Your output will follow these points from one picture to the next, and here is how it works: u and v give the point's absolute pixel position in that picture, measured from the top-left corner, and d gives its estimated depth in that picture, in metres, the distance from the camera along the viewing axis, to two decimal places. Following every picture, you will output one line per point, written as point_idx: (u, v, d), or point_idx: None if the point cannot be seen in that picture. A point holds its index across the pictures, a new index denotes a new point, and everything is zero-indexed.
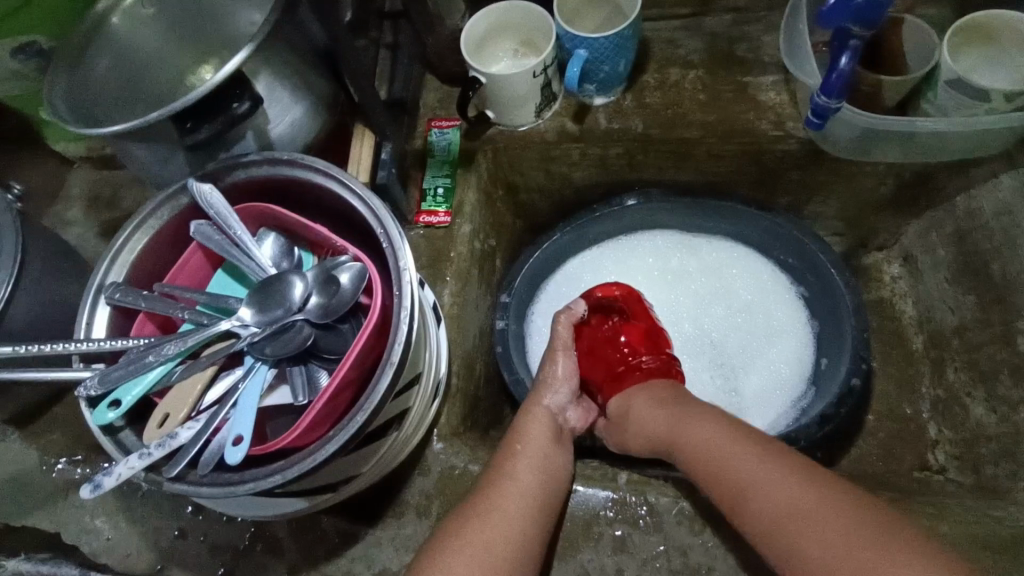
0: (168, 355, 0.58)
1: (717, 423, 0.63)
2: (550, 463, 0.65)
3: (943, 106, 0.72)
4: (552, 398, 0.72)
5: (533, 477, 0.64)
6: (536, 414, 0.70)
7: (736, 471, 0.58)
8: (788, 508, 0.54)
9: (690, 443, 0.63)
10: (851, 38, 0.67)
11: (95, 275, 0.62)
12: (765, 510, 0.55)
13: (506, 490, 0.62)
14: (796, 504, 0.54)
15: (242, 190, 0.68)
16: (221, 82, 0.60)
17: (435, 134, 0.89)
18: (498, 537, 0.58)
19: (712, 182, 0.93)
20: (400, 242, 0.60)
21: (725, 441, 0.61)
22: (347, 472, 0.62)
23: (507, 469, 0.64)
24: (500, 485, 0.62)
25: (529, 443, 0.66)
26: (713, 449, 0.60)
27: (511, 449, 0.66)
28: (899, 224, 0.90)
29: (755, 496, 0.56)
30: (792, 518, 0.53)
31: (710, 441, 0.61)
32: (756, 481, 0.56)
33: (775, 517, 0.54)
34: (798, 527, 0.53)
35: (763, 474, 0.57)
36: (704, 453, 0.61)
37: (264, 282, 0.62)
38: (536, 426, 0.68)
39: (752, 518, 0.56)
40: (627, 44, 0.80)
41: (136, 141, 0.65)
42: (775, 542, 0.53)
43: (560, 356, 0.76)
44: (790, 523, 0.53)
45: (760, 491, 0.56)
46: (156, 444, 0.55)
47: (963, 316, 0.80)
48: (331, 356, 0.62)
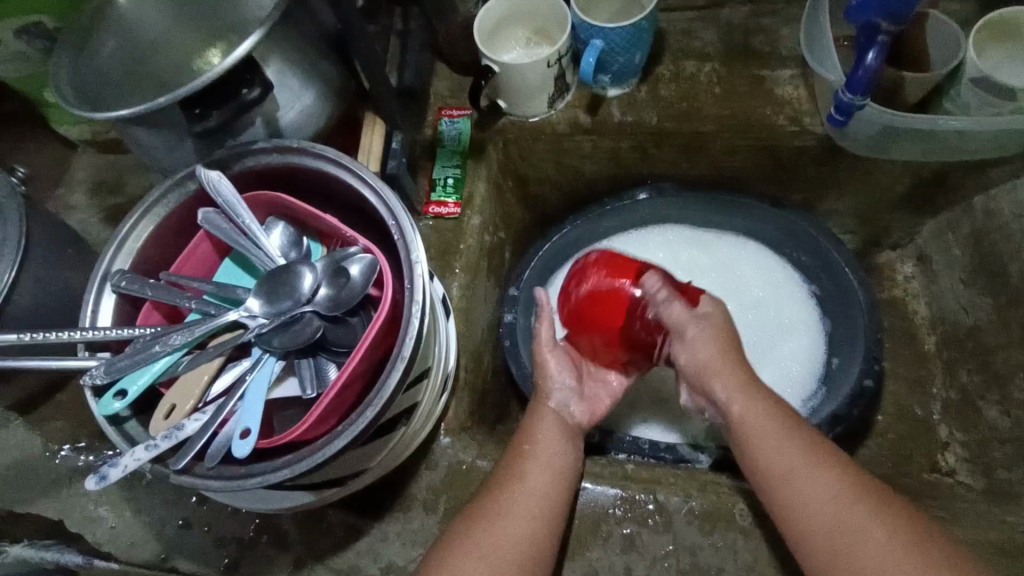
0: (175, 345, 0.58)
1: (778, 410, 0.61)
2: (562, 462, 0.65)
3: (965, 105, 0.71)
4: (558, 394, 0.71)
5: (541, 478, 0.63)
6: (547, 415, 0.68)
7: (789, 464, 0.56)
8: (847, 514, 0.53)
9: (744, 425, 0.60)
10: (879, 33, 0.65)
11: (100, 262, 0.61)
12: (816, 513, 0.54)
13: (514, 490, 0.61)
14: (865, 496, 0.53)
15: (249, 178, 0.67)
16: (232, 65, 0.59)
17: (445, 123, 0.88)
18: (507, 543, 0.57)
19: (725, 177, 0.92)
20: (411, 233, 0.59)
21: (777, 429, 0.59)
22: (356, 466, 0.61)
23: (518, 469, 0.63)
24: (511, 487, 0.61)
25: (544, 443, 0.65)
26: (766, 439, 0.59)
27: (527, 452, 0.64)
28: (914, 223, 0.89)
29: (809, 494, 0.54)
30: (851, 522, 0.52)
31: (775, 415, 0.60)
32: (825, 473, 0.55)
33: (830, 516, 0.53)
34: (868, 520, 0.52)
35: (821, 469, 0.55)
36: (758, 437, 0.59)
37: (273, 273, 0.61)
38: (543, 426, 0.67)
39: (811, 506, 0.54)
40: (643, 35, 0.78)
41: (143, 125, 0.64)
42: (834, 533, 0.52)
43: (556, 358, 0.72)
44: (847, 527, 0.52)
45: (814, 488, 0.55)
46: (162, 436, 0.54)
47: (978, 317, 0.79)
48: (341, 349, 0.61)
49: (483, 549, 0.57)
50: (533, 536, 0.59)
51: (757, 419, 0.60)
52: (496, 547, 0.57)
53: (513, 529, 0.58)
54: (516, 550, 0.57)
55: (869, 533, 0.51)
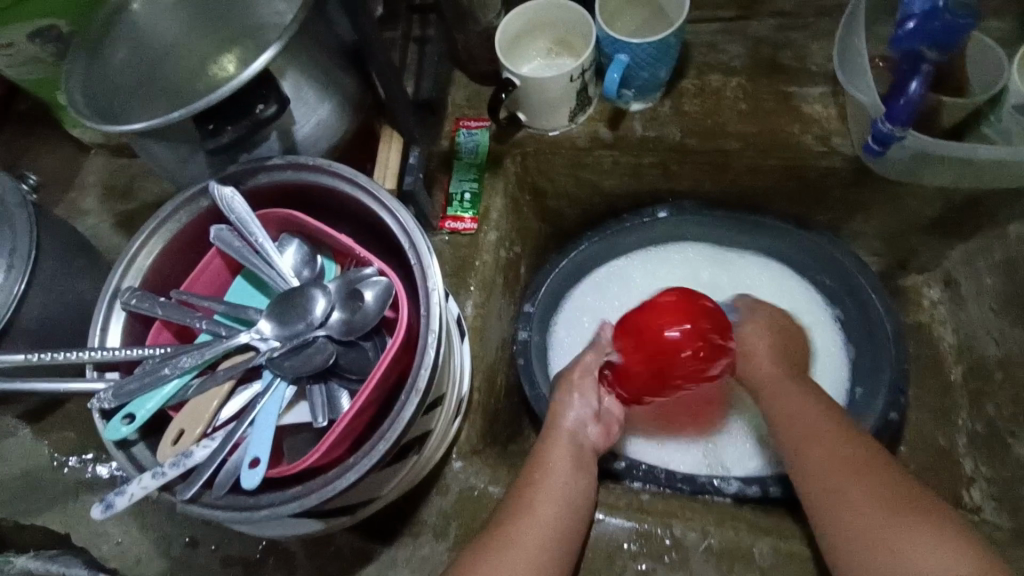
0: (185, 368, 0.56)
1: (799, 389, 0.69)
2: (572, 490, 0.63)
3: (1005, 131, 0.68)
4: (573, 415, 0.69)
5: (551, 508, 0.61)
6: (560, 435, 0.67)
7: (804, 440, 0.63)
8: (846, 478, 0.58)
9: (772, 397, 0.69)
10: (922, 62, 0.63)
11: (110, 279, 0.59)
12: (814, 474, 0.60)
13: (523, 522, 0.59)
14: (854, 461, 0.59)
15: (263, 194, 0.65)
16: (247, 80, 0.57)
17: (462, 135, 0.85)
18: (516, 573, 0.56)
19: (748, 195, 0.89)
20: (428, 259, 0.57)
21: (802, 408, 0.66)
22: (368, 494, 0.60)
23: (528, 498, 0.61)
24: (520, 516, 0.60)
25: (556, 472, 0.64)
26: (791, 420, 0.66)
27: (539, 481, 0.63)
28: (943, 247, 0.86)
29: (809, 455, 0.62)
30: (848, 483, 0.58)
31: (794, 392, 0.68)
32: (820, 440, 0.62)
33: (831, 480, 0.59)
34: (847, 480, 0.58)
35: (835, 442, 0.62)
36: (781, 407, 0.68)
37: (286, 294, 0.59)
38: (557, 455, 0.65)
39: (805, 467, 0.62)
40: (669, 50, 0.76)
41: (156, 139, 0.62)
42: (824, 491, 0.59)
43: (573, 399, 0.71)
44: (846, 488, 0.57)
45: (824, 457, 0.61)
46: (170, 463, 0.53)
47: (1009, 348, 0.77)
48: (354, 376, 0.59)
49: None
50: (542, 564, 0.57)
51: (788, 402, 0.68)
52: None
53: (522, 559, 0.57)
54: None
55: (846, 490, 0.57)
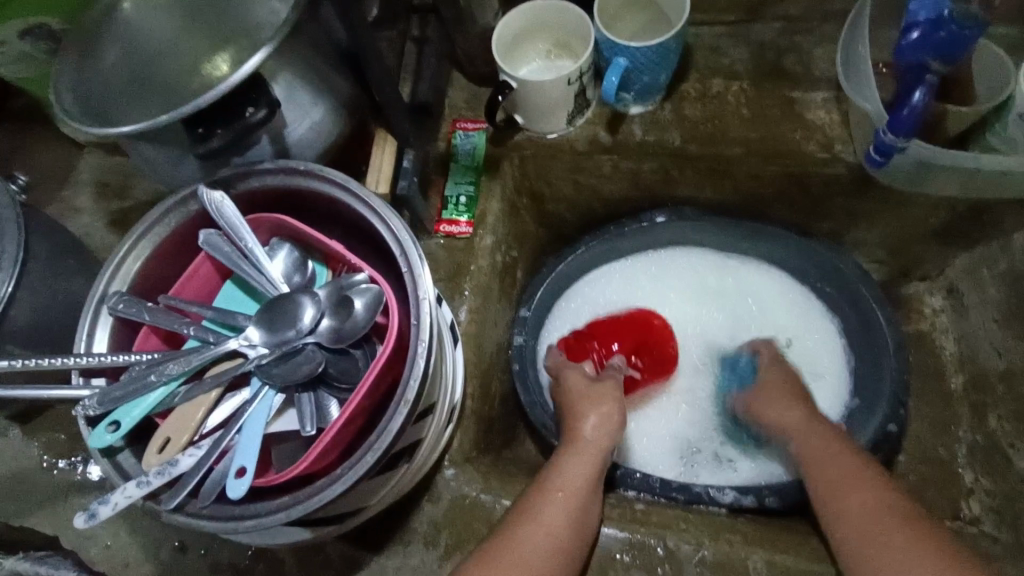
0: (172, 375, 0.56)
1: (831, 436, 0.67)
2: (585, 512, 0.61)
3: (1011, 140, 0.67)
4: (592, 430, 0.68)
5: (563, 522, 0.59)
6: (584, 450, 0.66)
7: (841, 487, 0.61)
8: (885, 535, 0.55)
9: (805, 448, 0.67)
10: (927, 73, 0.63)
11: (98, 284, 0.59)
12: (846, 528, 0.57)
13: (526, 532, 0.58)
14: (879, 518, 0.56)
15: (254, 197, 0.64)
16: (237, 83, 0.56)
17: (459, 137, 0.84)
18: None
19: (749, 202, 0.86)
20: (420, 267, 0.56)
21: (833, 457, 0.64)
22: (356, 504, 0.59)
23: (532, 507, 0.60)
24: (523, 526, 0.58)
25: (568, 484, 0.62)
26: (827, 468, 0.63)
27: (550, 492, 0.61)
28: (946, 255, 0.85)
29: (840, 509, 0.59)
30: (886, 541, 0.54)
31: (825, 441, 0.66)
32: (851, 493, 0.59)
33: (864, 536, 0.56)
34: (877, 545, 0.54)
35: (868, 494, 0.59)
36: (816, 457, 0.65)
37: (276, 301, 0.59)
38: (575, 470, 0.64)
39: (835, 523, 0.59)
40: (669, 54, 0.75)
41: (146, 141, 0.61)
42: (850, 550, 0.56)
43: (591, 415, 0.69)
44: (880, 538, 0.55)
45: (858, 511, 0.58)
46: (155, 471, 0.52)
47: (1012, 360, 0.75)
48: (343, 384, 0.59)
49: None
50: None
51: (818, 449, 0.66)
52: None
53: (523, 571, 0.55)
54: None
55: (874, 556, 0.54)
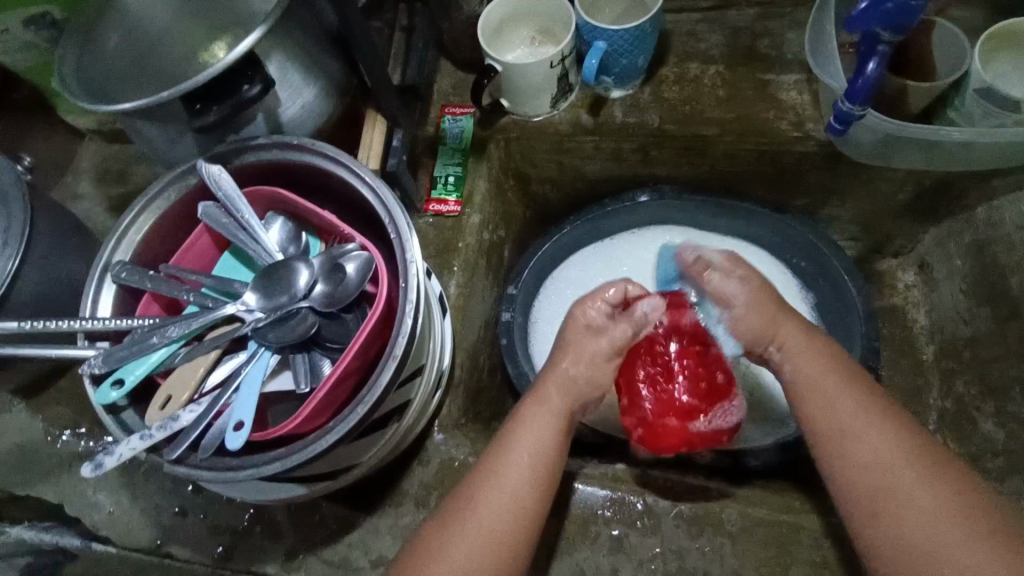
0: (172, 337, 0.59)
1: (826, 354, 0.60)
2: (540, 468, 0.59)
3: (969, 115, 0.71)
4: (564, 382, 0.63)
5: (521, 475, 0.58)
6: (547, 407, 0.62)
7: (847, 419, 0.56)
8: (898, 471, 0.52)
9: (797, 378, 0.60)
10: (879, 43, 0.65)
11: (102, 253, 0.62)
12: (868, 467, 0.53)
13: (487, 487, 0.57)
14: (899, 460, 0.53)
15: (250, 172, 0.67)
16: (234, 61, 0.60)
17: (447, 121, 0.88)
18: (475, 549, 0.54)
19: (725, 180, 0.91)
20: (407, 234, 0.59)
21: (831, 382, 0.58)
22: (347, 461, 0.62)
23: (492, 465, 0.58)
24: (481, 486, 0.57)
25: (529, 444, 0.59)
26: (827, 396, 0.57)
27: (510, 453, 0.59)
28: (916, 231, 0.89)
29: (856, 448, 0.54)
30: (901, 479, 0.52)
31: (821, 363, 0.59)
32: (865, 431, 0.55)
33: (877, 470, 0.53)
34: (908, 490, 0.51)
35: (876, 425, 0.55)
36: (814, 389, 0.58)
37: (271, 268, 0.62)
38: (535, 423, 0.61)
39: (849, 459, 0.54)
40: (646, 38, 0.78)
41: (147, 119, 0.64)
42: (871, 495, 0.52)
43: (601, 336, 0.64)
44: (907, 484, 0.51)
45: (869, 442, 0.54)
46: (157, 426, 0.55)
47: (976, 328, 0.78)
48: (334, 345, 0.62)
49: (452, 556, 0.54)
50: (496, 545, 0.55)
51: (812, 372, 0.59)
52: (461, 553, 0.54)
53: (481, 535, 0.55)
54: (482, 558, 0.54)
55: (906, 502, 0.51)
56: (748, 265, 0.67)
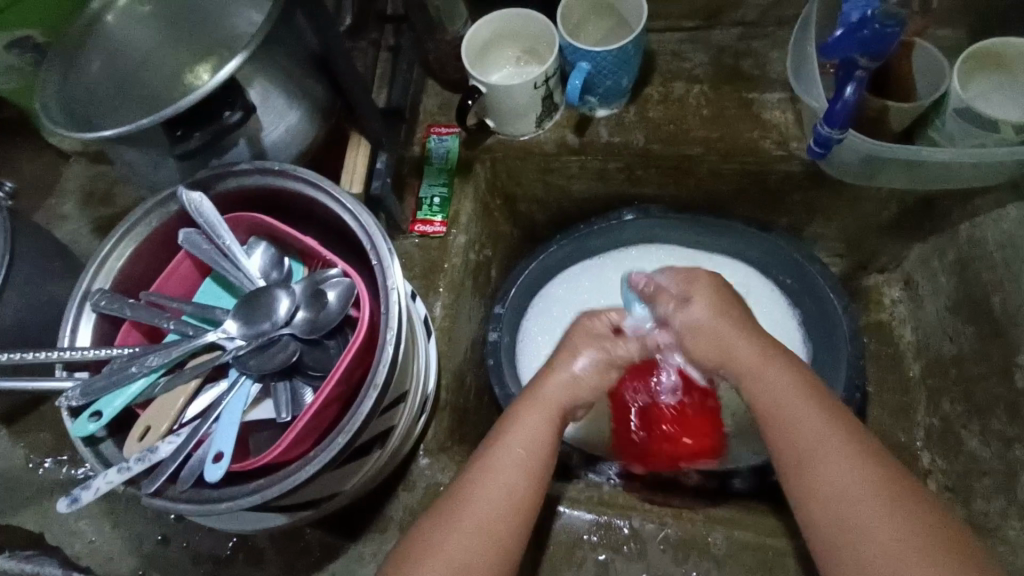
0: (152, 367, 0.58)
1: (790, 373, 0.59)
2: (524, 474, 0.58)
3: (950, 134, 0.71)
4: (559, 388, 0.63)
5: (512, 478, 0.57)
6: (543, 403, 0.62)
7: (810, 443, 0.55)
8: (857, 496, 0.52)
9: (763, 400, 0.59)
10: (857, 69, 0.66)
11: (81, 281, 0.61)
12: (830, 495, 0.53)
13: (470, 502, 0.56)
14: (861, 486, 0.52)
15: (233, 198, 0.67)
16: (215, 87, 0.59)
17: (433, 141, 0.88)
18: (474, 546, 0.54)
19: (711, 197, 0.91)
20: (389, 260, 0.59)
21: (794, 405, 0.57)
22: (330, 489, 0.61)
23: (487, 463, 0.58)
24: (476, 484, 0.57)
25: (521, 441, 0.59)
26: (791, 416, 0.57)
27: (505, 450, 0.59)
28: (901, 247, 0.89)
29: (820, 476, 0.54)
30: (862, 509, 0.52)
31: (784, 384, 0.58)
32: (827, 457, 0.54)
33: (839, 497, 0.52)
34: (869, 519, 0.51)
35: (837, 450, 0.54)
36: (780, 413, 0.58)
37: (252, 295, 0.61)
38: (523, 429, 0.60)
39: (813, 486, 0.54)
40: (629, 59, 0.78)
41: (128, 145, 0.64)
42: (833, 523, 0.52)
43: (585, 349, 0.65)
44: (867, 513, 0.51)
45: (830, 467, 0.54)
46: (135, 458, 0.55)
47: (961, 346, 0.78)
48: (316, 373, 0.61)
49: (444, 558, 0.54)
50: (499, 541, 0.55)
51: (775, 394, 0.58)
52: (449, 557, 0.54)
53: (481, 532, 0.55)
54: (481, 555, 0.54)
55: (867, 531, 0.51)
56: (701, 281, 0.67)
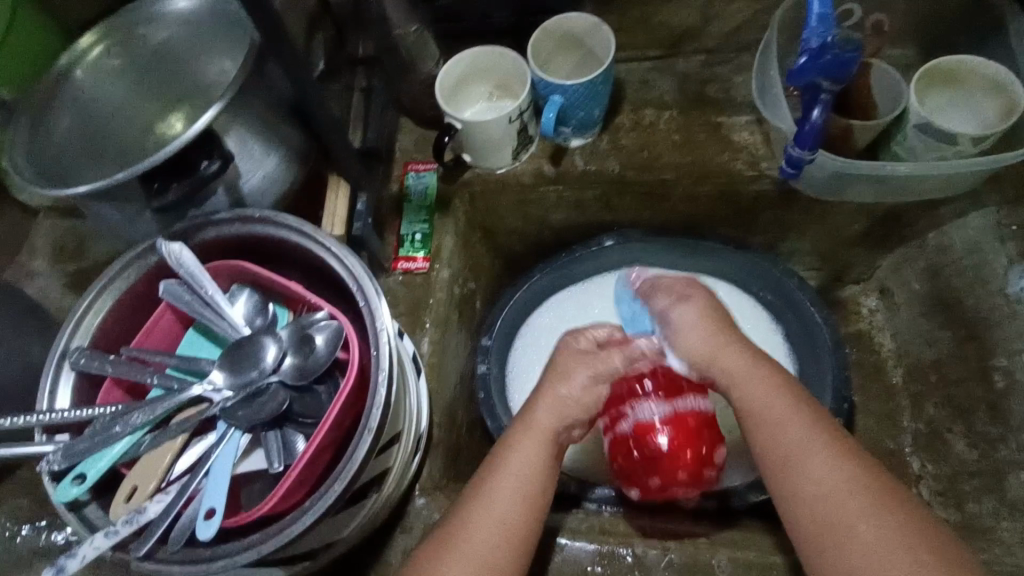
0: (136, 424, 0.57)
1: (774, 378, 0.60)
2: (511, 506, 0.57)
3: (911, 148, 0.74)
4: (562, 415, 0.62)
5: (505, 502, 0.57)
6: (536, 429, 0.61)
7: (793, 440, 0.56)
8: (840, 494, 0.53)
9: (752, 405, 0.60)
10: (821, 91, 0.69)
11: (58, 341, 0.60)
12: (817, 494, 0.54)
13: (473, 525, 0.56)
14: (840, 483, 0.53)
15: (213, 247, 0.66)
16: (193, 137, 0.60)
17: (412, 178, 0.88)
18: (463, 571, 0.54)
19: (685, 219, 0.93)
20: (376, 300, 0.59)
21: (776, 408, 0.58)
22: (327, 538, 0.60)
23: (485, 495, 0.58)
24: (471, 508, 0.57)
25: (512, 467, 0.59)
26: (777, 423, 0.58)
27: (497, 474, 0.59)
28: (874, 257, 0.91)
29: (807, 475, 0.55)
30: (844, 506, 0.52)
31: (768, 389, 0.60)
32: (811, 457, 0.55)
33: (826, 495, 0.53)
34: (856, 515, 0.52)
35: (818, 448, 0.55)
36: (764, 416, 0.59)
37: (237, 344, 0.61)
38: (518, 450, 0.60)
39: (803, 487, 0.54)
40: (600, 90, 0.80)
41: (103, 201, 0.63)
42: (820, 520, 0.53)
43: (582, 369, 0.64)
44: (847, 508, 0.52)
45: (819, 469, 0.54)
46: (123, 521, 0.53)
47: (939, 350, 0.80)
48: (307, 420, 0.60)
49: None
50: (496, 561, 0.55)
51: (759, 400, 0.59)
52: None
53: (473, 560, 0.55)
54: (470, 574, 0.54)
55: (854, 526, 0.51)
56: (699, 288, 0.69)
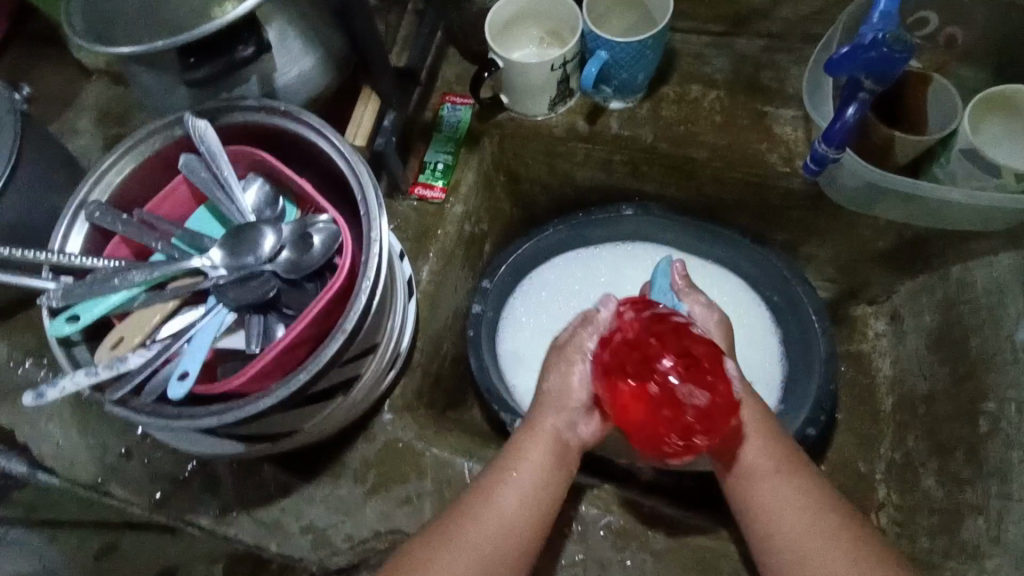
0: (134, 282, 0.60)
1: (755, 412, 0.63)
2: (515, 509, 0.59)
3: (953, 174, 0.71)
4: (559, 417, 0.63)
5: (519, 507, 0.59)
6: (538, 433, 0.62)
7: (772, 475, 0.59)
8: (816, 533, 0.56)
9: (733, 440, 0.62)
10: (861, 91, 0.67)
11: (78, 191, 0.63)
12: (795, 532, 0.56)
13: (479, 520, 0.58)
14: (817, 524, 0.56)
15: (237, 132, 0.68)
16: (235, 20, 0.61)
17: (447, 108, 0.89)
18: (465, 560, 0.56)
19: (708, 205, 0.92)
20: (377, 214, 0.60)
21: (759, 447, 0.61)
22: (289, 425, 0.64)
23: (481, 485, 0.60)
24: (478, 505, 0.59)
25: (524, 470, 0.60)
26: (754, 454, 0.61)
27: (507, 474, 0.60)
28: (892, 281, 0.89)
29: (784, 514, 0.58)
30: (821, 546, 0.56)
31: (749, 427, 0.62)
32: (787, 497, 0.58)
33: (804, 534, 0.56)
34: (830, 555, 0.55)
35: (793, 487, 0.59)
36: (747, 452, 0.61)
37: (240, 228, 0.63)
38: (533, 454, 0.61)
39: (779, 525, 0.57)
40: (646, 53, 0.78)
41: (144, 68, 0.65)
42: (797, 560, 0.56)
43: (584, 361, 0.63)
44: (825, 545, 0.55)
45: (793, 508, 0.58)
46: (105, 365, 0.56)
47: (934, 385, 0.78)
48: (290, 312, 0.63)
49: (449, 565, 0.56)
50: (510, 548, 0.57)
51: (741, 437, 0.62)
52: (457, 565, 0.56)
53: (478, 545, 0.57)
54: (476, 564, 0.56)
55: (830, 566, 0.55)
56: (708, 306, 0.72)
